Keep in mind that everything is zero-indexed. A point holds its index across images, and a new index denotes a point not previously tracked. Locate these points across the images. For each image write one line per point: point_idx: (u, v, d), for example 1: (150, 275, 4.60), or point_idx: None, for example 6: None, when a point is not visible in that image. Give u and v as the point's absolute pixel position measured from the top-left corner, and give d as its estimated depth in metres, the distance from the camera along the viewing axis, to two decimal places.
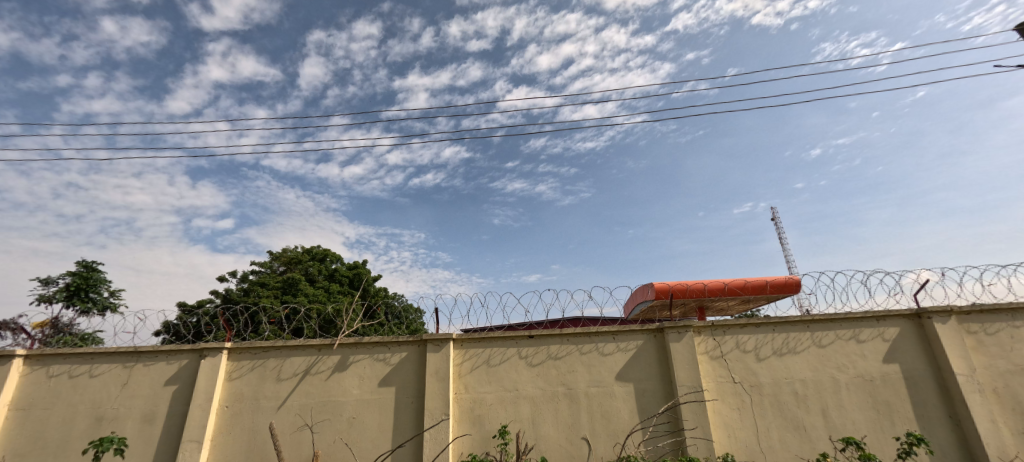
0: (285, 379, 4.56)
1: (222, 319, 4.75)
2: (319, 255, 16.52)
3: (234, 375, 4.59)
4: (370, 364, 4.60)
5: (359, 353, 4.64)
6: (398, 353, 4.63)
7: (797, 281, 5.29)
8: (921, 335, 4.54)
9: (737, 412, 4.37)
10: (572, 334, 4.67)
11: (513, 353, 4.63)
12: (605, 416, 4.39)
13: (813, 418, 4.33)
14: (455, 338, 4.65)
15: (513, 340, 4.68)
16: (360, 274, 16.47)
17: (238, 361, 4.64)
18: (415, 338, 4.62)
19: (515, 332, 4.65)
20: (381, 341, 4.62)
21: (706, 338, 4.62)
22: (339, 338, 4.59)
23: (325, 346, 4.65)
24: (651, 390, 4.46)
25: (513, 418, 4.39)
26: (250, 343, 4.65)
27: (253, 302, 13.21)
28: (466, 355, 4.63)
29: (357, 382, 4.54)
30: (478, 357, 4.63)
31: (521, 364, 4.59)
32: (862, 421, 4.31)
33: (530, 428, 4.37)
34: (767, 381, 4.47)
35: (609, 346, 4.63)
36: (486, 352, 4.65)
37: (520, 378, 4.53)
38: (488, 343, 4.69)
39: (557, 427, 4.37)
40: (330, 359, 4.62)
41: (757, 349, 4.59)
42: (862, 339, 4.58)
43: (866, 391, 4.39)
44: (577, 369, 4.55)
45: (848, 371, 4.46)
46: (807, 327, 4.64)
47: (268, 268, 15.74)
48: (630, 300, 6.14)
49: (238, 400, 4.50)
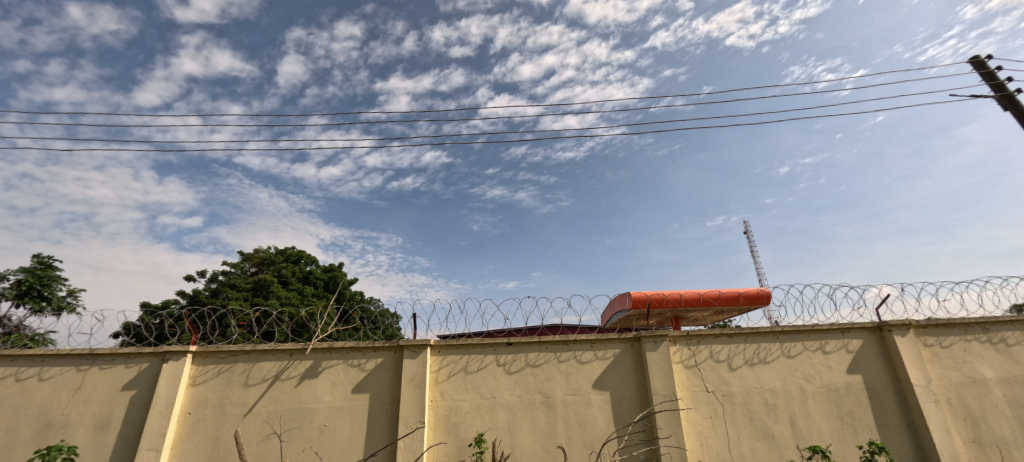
0: (253, 385, 4.45)
1: (188, 321, 4.58)
2: (293, 257, 16.27)
3: (198, 380, 4.45)
4: (345, 370, 4.54)
5: (333, 358, 4.57)
6: (374, 359, 4.58)
7: (765, 292, 5.50)
8: (882, 347, 4.77)
9: (710, 421, 4.48)
10: (550, 342, 4.72)
11: (491, 360, 4.65)
12: (581, 425, 4.44)
13: (781, 427, 4.49)
14: (432, 344, 4.63)
15: (490, 346, 4.69)
16: (336, 276, 16.21)
17: (204, 365, 4.51)
18: (392, 344, 4.57)
19: (493, 339, 4.66)
20: (356, 346, 4.57)
21: (681, 348, 4.73)
22: (311, 343, 4.52)
23: (297, 350, 4.56)
24: (628, 398, 4.54)
25: (489, 426, 4.40)
26: (215, 347, 4.52)
27: (221, 304, 12.85)
28: (443, 362, 4.62)
29: (329, 388, 4.47)
30: (455, 364, 4.62)
31: (498, 371, 4.61)
32: (828, 430, 4.48)
33: (506, 436, 4.38)
34: (739, 390, 4.60)
35: (587, 355, 4.69)
36: (463, 359, 4.64)
37: (498, 386, 4.54)
38: (466, 349, 4.68)
39: (534, 435, 4.39)
40: (302, 365, 4.54)
41: (729, 359, 4.73)
42: (828, 350, 4.77)
43: (831, 401, 4.57)
44: (555, 377, 4.59)
45: (814, 381, 4.64)
46: (777, 338, 4.82)
47: (238, 269, 15.30)
48: (607, 308, 6.28)
49: (202, 407, 4.37)
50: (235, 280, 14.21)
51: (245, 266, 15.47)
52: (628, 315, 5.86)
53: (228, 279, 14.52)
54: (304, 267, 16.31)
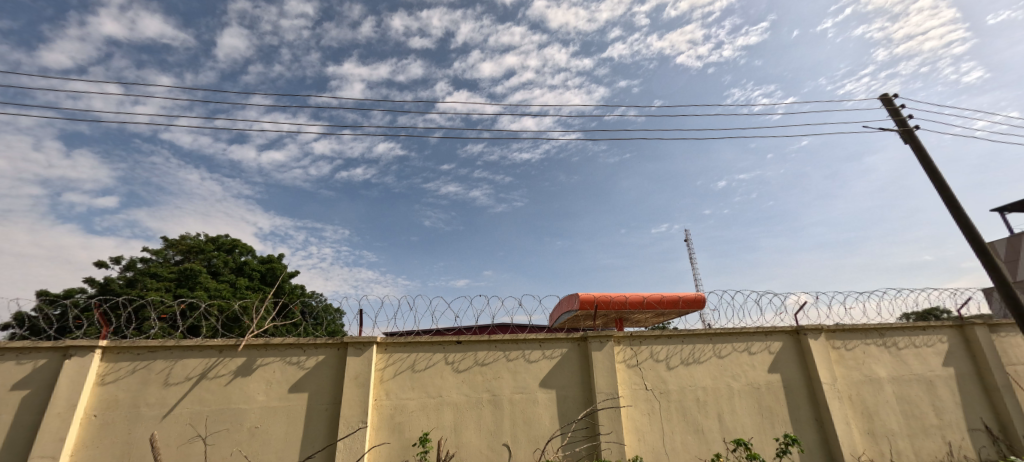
0: (174, 384, 4.24)
1: (98, 314, 4.28)
2: (225, 246, 15.40)
3: (108, 379, 4.17)
4: (281, 368, 4.43)
5: (268, 356, 4.44)
6: (315, 356, 4.51)
7: (700, 297, 5.96)
8: (798, 349, 5.31)
9: (647, 417, 4.79)
10: (499, 341, 4.85)
11: (439, 359, 4.70)
12: (527, 422, 4.60)
13: (710, 422, 4.88)
14: (379, 342, 4.62)
15: (439, 345, 4.75)
16: (273, 269, 15.44)
17: (116, 362, 4.24)
18: (335, 341, 4.52)
19: (442, 337, 4.72)
20: (295, 343, 4.47)
21: (625, 348, 5.03)
22: (245, 339, 4.37)
23: (227, 346, 4.39)
24: (572, 396, 4.76)
25: (435, 425, 4.46)
26: (131, 342, 4.27)
27: (139, 296, 11.92)
28: (389, 361, 4.62)
29: (263, 388, 4.34)
30: (402, 362, 4.63)
31: (446, 369, 4.67)
32: (749, 424, 4.93)
33: (451, 435, 4.45)
34: (674, 388, 4.96)
35: (535, 354, 4.86)
36: (410, 358, 4.66)
37: (445, 384, 4.61)
38: (414, 347, 4.70)
39: (479, 434, 4.50)
40: (232, 362, 4.37)
41: (667, 358, 5.08)
42: (753, 351, 5.24)
43: (754, 398, 5.03)
44: (503, 376, 4.72)
45: (740, 379, 5.09)
46: (710, 340, 5.23)
47: (159, 257, 14.26)
48: (555, 308, 6.52)
49: (111, 408, 4.10)
50: (156, 269, 13.21)
51: (168, 253, 14.44)
52: (575, 315, 6.12)
53: (147, 267, 13.50)
54: (237, 257, 15.47)
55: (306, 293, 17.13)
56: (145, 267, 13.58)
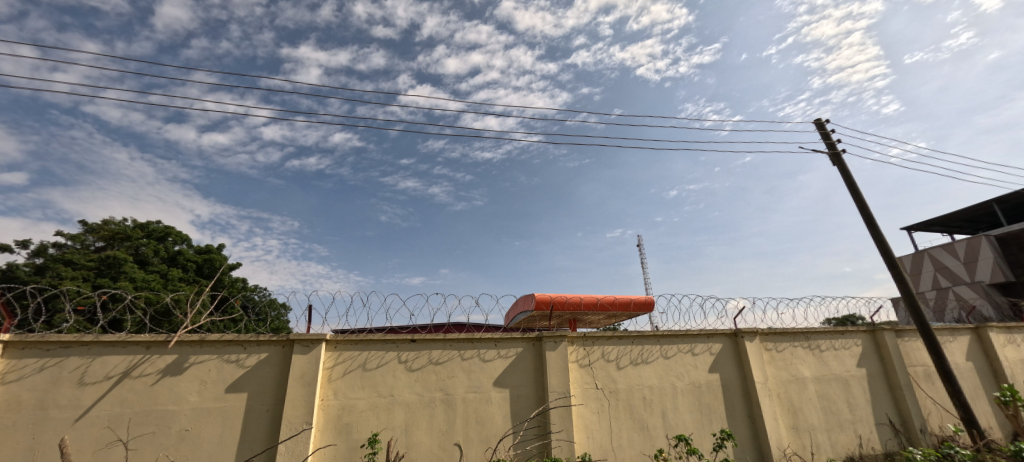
0: (92, 383, 3.89)
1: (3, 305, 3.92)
2: (157, 234, 14.48)
3: (9, 377, 3.74)
4: (218, 366, 4.20)
5: (203, 354, 4.20)
6: (256, 354, 4.33)
7: (650, 300, 6.28)
8: (736, 350, 5.73)
9: (597, 415, 5.01)
10: (455, 340, 4.90)
11: (392, 357, 4.64)
12: (479, 421, 4.68)
13: (654, 420, 5.18)
14: (328, 339, 4.48)
15: (392, 343, 4.69)
16: (212, 259, 14.66)
17: (18, 359, 3.80)
18: (279, 338, 4.36)
19: (395, 336, 4.68)
20: (235, 340, 4.27)
21: (578, 348, 5.23)
22: (178, 335, 4.10)
23: (156, 343, 4.10)
24: (525, 396, 4.91)
25: (384, 426, 4.40)
26: (39, 337, 3.87)
27: (52, 285, 10.97)
28: (338, 359, 4.48)
29: (196, 388, 4.09)
30: (352, 361, 4.52)
31: (398, 368, 4.62)
32: (690, 421, 5.27)
33: (401, 435, 4.41)
34: (623, 387, 5.21)
35: (490, 353, 4.96)
36: (361, 356, 4.56)
37: (396, 383, 4.56)
38: (364, 346, 4.61)
39: (430, 434, 4.50)
40: (161, 360, 4.09)
41: (618, 358, 5.33)
42: (696, 352, 5.60)
43: (695, 396, 5.38)
44: (457, 375, 4.76)
45: (684, 379, 5.43)
46: (657, 341, 5.54)
47: (77, 243, 13.21)
48: (512, 307, 6.65)
49: (12, 410, 3.67)
50: (73, 256, 12.19)
51: (88, 239, 13.45)
52: (531, 315, 6.27)
53: (62, 254, 12.44)
54: (172, 246, 14.57)
55: (249, 287, 16.36)
56: (60, 253, 12.52)
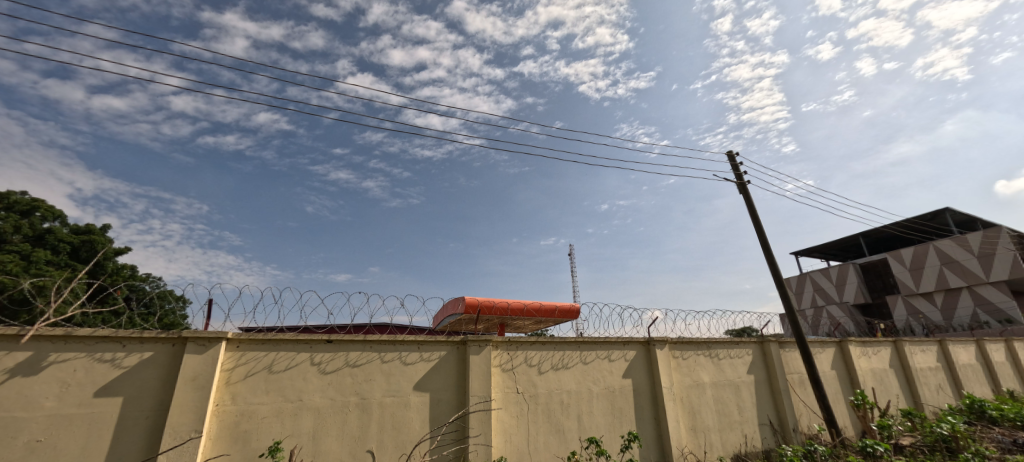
0: None
1: None
2: (20, 208, 12.46)
3: None
4: (87, 366, 3.52)
5: (69, 351, 3.50)
6: (138, 353, 3.70)
7: (577, 310, 6.56)
8: (648, 357, 6.13)
9: (516, 419, 5.10)
10: (376, 341, 4.70)
11: (304, 359, 4.30)
12: (396, 427, 4.54)
13: (570, 423, 5.37)
14: (230, 338, 4.02)
15: (306, 344, 4.36)
16: (92, 242, 12.89)
17: None
18: (170, 336, 3.79)
19: (310, 336, 4.35)
20: (116, 335, 3.64)
21: (502, 352, 5.29)
22: (39, 327, 3.37)
23: (5, 337, 3.33)
24: (445, 400, 4.87)
25: (289, 433, 4.05)
26: None
27: None
28: (241, 359, 4.04)
29: (56, 391, 3.38)
30: (257, 362, 4.09)
31: (310, 370, 4.29)
32: (602, 423, 5.54)
33: (308, 443, 4.10)
34: (543, 391, 5.36)
35: (412, 356, 4.85)
36: (268, 357, 4.15)
37: (307, 387, 4.23)
38: (273, 346, 4.22)
39: (341, 441, 4.25)
40: (9, 358, 3.31)
41: (539, 363, 5.47)
42: (613, 358, 5.91)
43: (609, 400, 5.67)
44: (375, 379, 4.57)
45: (600, 384, 5.70)
46: (578, 347, 5.77)
47: None
48: (441, 310, 6.53)
49: None
50: None
51: None
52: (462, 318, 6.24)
53: None
54: (38, 223, 12.63)
55: (135, 275, 14.56)
56: None
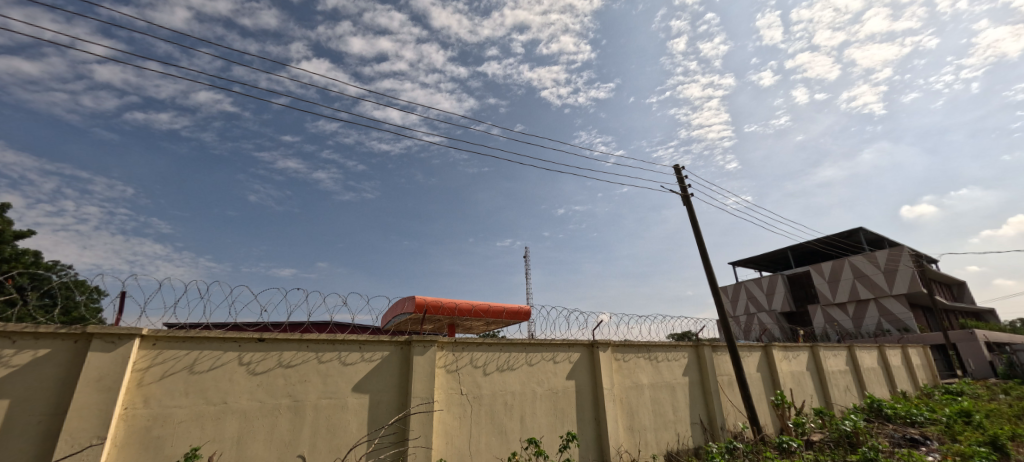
0: None
1: None
2: None
3: None
4: None
5: None
6: (31, 350, 3.29)
7: (529, 311, 6.61)
8: (591, 359, 6.28)
9: (458, 421, 5.04)
10: (313, 341, 4.47)
11: (231, 358, 4.01)
12: (331, 430, 4.35)
13: (512, 424, 5.39)
14: (146, 334, 3.68)
15: (234, 342, 4.07)
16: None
17: None
18: (73, 331, 3.41)
19: (240, 334, 4.07)
20: (4, 329, 3.21)
21: (447, 353, 5.21)
22: None
23: None
24: (386, 402, 4.73)
25: (209, 438, 3.76)
26: None
27: None
28: (158, 358, 3.70)
29: None
30: (176, 361, 3.77)
31: (238, 371, 4.01)
32: (544, 424, 5.60)
33: (232, 449, 3.83)
34: (487, 392, 5.33)
35: (352, 356, 4.66)
36: (189, 356, 3.84)
37: (233, 388, 3.95)
38: (196, 344, 3.91)
39: (269, 445, 4.01)
40: None
41: (485, 365, 5.45)
42: (558, 360, 6.00)
43: (551, 401, 5.75)
44: (310, 380, 4.35)
45: (543, 385, 5.76)
46: (524, 349, 5.80)
47: None
48: (390, 309, 6.35)
49: None
50: None
51: None
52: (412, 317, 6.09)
53: None
54: None
55: (39, 262, 13.03)
56: None
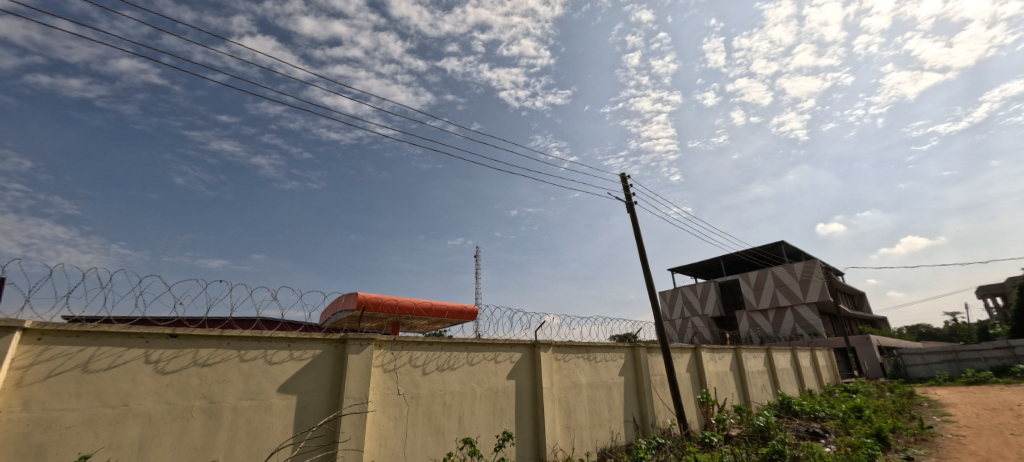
0: None
1: None
2: None
3: None
4: None
5: None
6: None
7: (474, 310, 6.60)
8: (532, 359, 6.33)
9: (393, 422, 4.87)
10: (235, 338, 4.14)
11: (136, 356, 3.63)
12: (251, 434, 4.04)
13: (450, 424, 5.30)
14: (29, 328, 3.23)
15: (141, 338, 3.68)
16: None
17: None
18: None
19: (148, 328, 3.69)
20: None
21: (384, 352, 5.03)
22: None
23: None
24: (315, 403, 4.48)
25: (105, 445, 3.36)
26: None
27: None
28: (44, 355, 3.26)
29: None
30: (68, 358, 3.34)
31: (144, 370, 3.63)
32: (482, 424, 5.56)
33: (132, 456, 3.45)
34: (425, 392, 5.21)
35: (280, 355, 4.37)
36: (84, 353, 3.42)
37: (137, 389, 3.57)
38: (94, 339, 3.49)
39: (178, 451, 3.66)
40: None
41: (424, 364, 5.32)
42: (499, 359, 5.99)
43: (491, 401, 5.72)
44: (229, 380, 4.02)
45: (484, 384, 5.73)
46: (466, 348, 5.74)
47: None
48: (330, 307, 6.06)
49: None
50: None
51: None
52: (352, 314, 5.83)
53: None
54: None
55: None
56: None
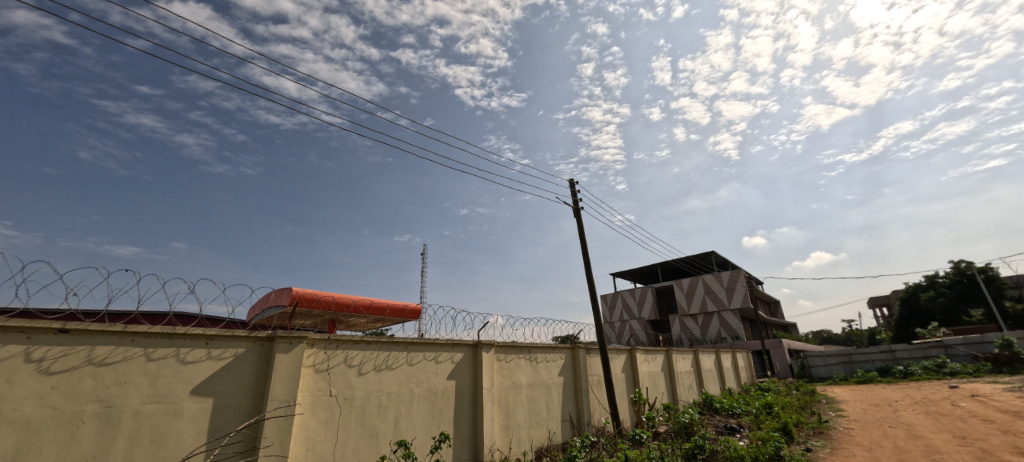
0: None
1: None
2: None
3: None
4: None
5: None
6: None
7: (417, 308, 6.37)
8: (474, 359, 6.24)
9: (323, 425, 4.59)
10: (141, 334, 3.72)
11: (15, 353, 3.14)
12: (155, 441, 3.64)
13: (385, 426, 5.10)
14: None
15: (22, 333, 3.19)
16: None
17: None
18: None
19: (32, 322, 3.21)
20: None
21: (317, 351, 4.73)
22: None
23: None
24: (234, 406, 4.12)
25: None
26: None
27: None
28: None
29: None
30: None
31: (24, 370, 3.15)
32: (419, 425, 5.40)
33: None
34: (359, 394, 4.97)
35: (195, 354, 3.98)
36: None
37: (14, 392, 3.09)
38: None
39: None
40: None
41: (360, 364, 5.07)
42: (440, 360, 5.84)
43: (429, 402, 5.57)
44: (132, 381, 3.60)
45: (423, 385, 5.56)
46: (406, 348, 5.55)
47: None
48: (260, 303, 5.64)
49: None
50: None
51: None
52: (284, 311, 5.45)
53: None
54: None
55: None
56: None
